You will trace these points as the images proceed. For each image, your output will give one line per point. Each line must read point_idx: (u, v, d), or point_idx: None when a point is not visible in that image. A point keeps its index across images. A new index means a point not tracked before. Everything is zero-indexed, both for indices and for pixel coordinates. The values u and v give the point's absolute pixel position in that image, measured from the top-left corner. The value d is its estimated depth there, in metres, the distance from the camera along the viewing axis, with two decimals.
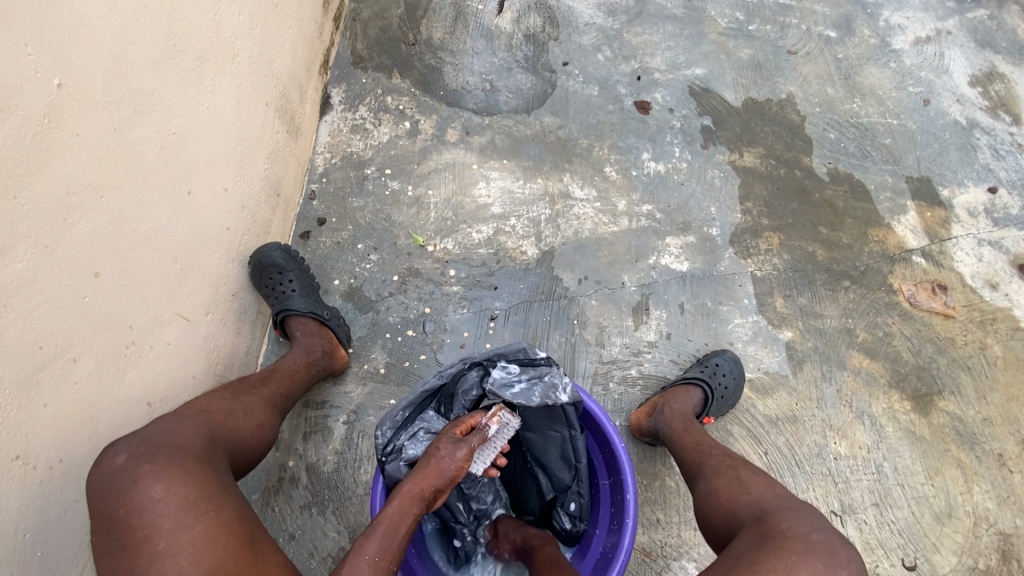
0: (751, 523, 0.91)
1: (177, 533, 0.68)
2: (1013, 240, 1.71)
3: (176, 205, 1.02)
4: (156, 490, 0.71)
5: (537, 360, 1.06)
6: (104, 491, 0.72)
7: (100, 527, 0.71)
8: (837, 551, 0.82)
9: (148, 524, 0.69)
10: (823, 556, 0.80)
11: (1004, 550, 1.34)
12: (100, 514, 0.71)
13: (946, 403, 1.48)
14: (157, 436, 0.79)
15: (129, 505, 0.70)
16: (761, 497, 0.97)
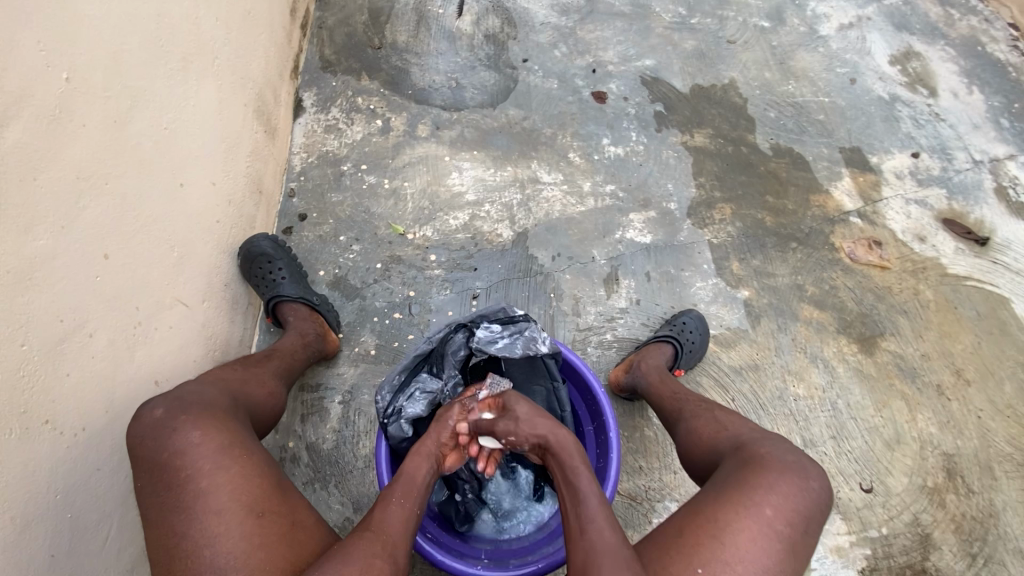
0: (729, 450, 0.97)
1: (217, 473, 0.80)
2: (935, 198, 1.89)
3: (173, 196, 1.10)
4: (196, 437, 0.82)
5: (516, 317, 1.16)
6: (146, 439, 0.83)
7: (145, 472, 0.82)
8: (809, 469, 0.87)
9: (190, 465, 0.80)
10: (798, 476, 0.85)
11: (950, 469, 1.48)
12: (145, 460, 0.82)
13: (888, 343, 1.65)
14: (188, 396, 0.90)
15: (171, 451, 0.81)
16: (737, 430, 1.02)
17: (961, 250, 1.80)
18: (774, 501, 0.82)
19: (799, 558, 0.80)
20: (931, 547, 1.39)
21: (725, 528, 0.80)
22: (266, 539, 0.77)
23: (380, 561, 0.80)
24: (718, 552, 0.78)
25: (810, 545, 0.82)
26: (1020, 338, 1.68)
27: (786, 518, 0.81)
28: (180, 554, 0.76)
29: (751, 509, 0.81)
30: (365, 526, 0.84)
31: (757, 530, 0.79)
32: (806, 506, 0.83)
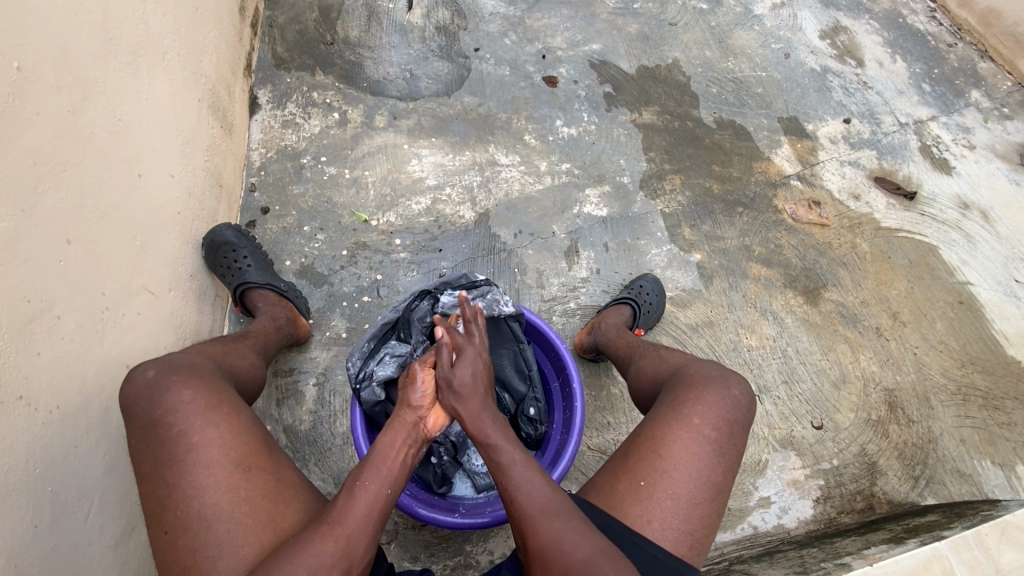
0: (667, 378, 1.12)
1: (207, 431, 0.87)
2: (867, 158, 2.02)
3: (132, 187, 1.16)
4: (188, 398, 0.90)
5: (478, 283, 1.27)
6: (139, 397, 0.90)
7: (137, 427, 0.89)
8: (730, 379, 1.03)
9: (182, 421, 0.87)
10: (720, 386, 1.01)
11: (890, 402, 1.61)
12: (137, 418, 0.89)
13: (831, 294, 1.77)
14: (181, 360, 0.98)
15: (164, 408, 0.89)
16: (674, 361, 1.18)
17: (892, 205, 1.93)
18: (701, 410, 0.97)
19: (728, 454, 0.94)
20: (877, 474, 1.51)
21: (661, 438, 0.94)
22: (251, 493, 0.85)
23: (331, 561, 0.79)
24: (657, 458, 0.92)
25: (738, 443, 0.97)
26: (949, 281, 1.81)
27: (713, 422, 0.96)
28: (173, 503, 0.83)
29: (682, 421, 0.96)
30: (323, 518, 0.83)
31: (688, 435, 0.94)
32: (730, 410, 0.98)
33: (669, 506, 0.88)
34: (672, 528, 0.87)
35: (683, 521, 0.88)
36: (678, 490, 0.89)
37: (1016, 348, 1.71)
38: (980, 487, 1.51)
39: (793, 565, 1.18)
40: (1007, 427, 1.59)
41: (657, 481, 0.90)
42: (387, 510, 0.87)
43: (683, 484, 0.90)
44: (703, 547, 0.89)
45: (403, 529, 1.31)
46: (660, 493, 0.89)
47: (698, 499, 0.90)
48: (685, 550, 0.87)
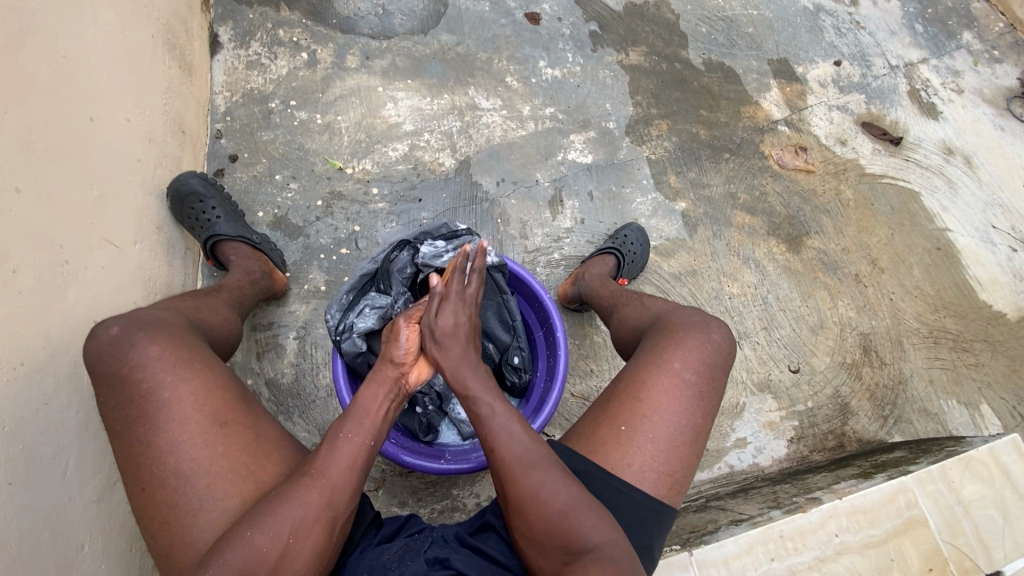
0: (648, 326, 1.12)
1: (179, 387, 0.85)
2: (856, 103, 1.98)
3: (83, 131, 1.07)
4: (156, 354, 0.87)
5: (460, 232, 1.22)
6: (104, 354, 0.87)
7: (105, 385, 0.86)
8: (711, 324, 1.03)
9: (151, 378, 0.85)
10: (700, 331, 1.01)
11: (865, 346, 1.65)
12: (104, 375, 0.86)
13: (813, 241, 1.77)
14: (149, 317, 0.94)
15: (131, 365, 0.86)
16: (658, 309, 1.17)
17: (877, 151, 1.91)
18: (682, 355, 0.97)
19: (707, 397, 0.96)
20: (849, 414, 1.57)
21: (642, 384, 0.95)
22: (229, 447, 0.84)
23: (315, 512, 0.79)
24: (638, 403, 0.93)
25: (718, 386, 0.98)
26: (929, 227, 1.83)
27: (693, 366, 0.96)
28: (148, 458, 0.82)
29: (662, 366, 0.96)
30: (306, 470, 0.82)
31: (668, 380, 0.95)
32: (710, 355, 0.99)
33: (649, 449, 0.89)
34: (652, 470, 0.89)
35: (662, 463, 0.90)
36: (658, 433, 0.91)
37: (988, 293, 1.75)
38: (944, 425, 1.58)
39: (767, 499, 1.23)
40: (973, 367, 1.65)
41: (637, 425, 0.91)
42: (370, 460, 0.87)
43: (662, 428, 0.91)
44: (681, 488, 0.91)
45: (390, 476, 1.33)
46: (640, 436, 0.90)
47: (677, 442, 0.91)
48: (664, 491, 0.89)
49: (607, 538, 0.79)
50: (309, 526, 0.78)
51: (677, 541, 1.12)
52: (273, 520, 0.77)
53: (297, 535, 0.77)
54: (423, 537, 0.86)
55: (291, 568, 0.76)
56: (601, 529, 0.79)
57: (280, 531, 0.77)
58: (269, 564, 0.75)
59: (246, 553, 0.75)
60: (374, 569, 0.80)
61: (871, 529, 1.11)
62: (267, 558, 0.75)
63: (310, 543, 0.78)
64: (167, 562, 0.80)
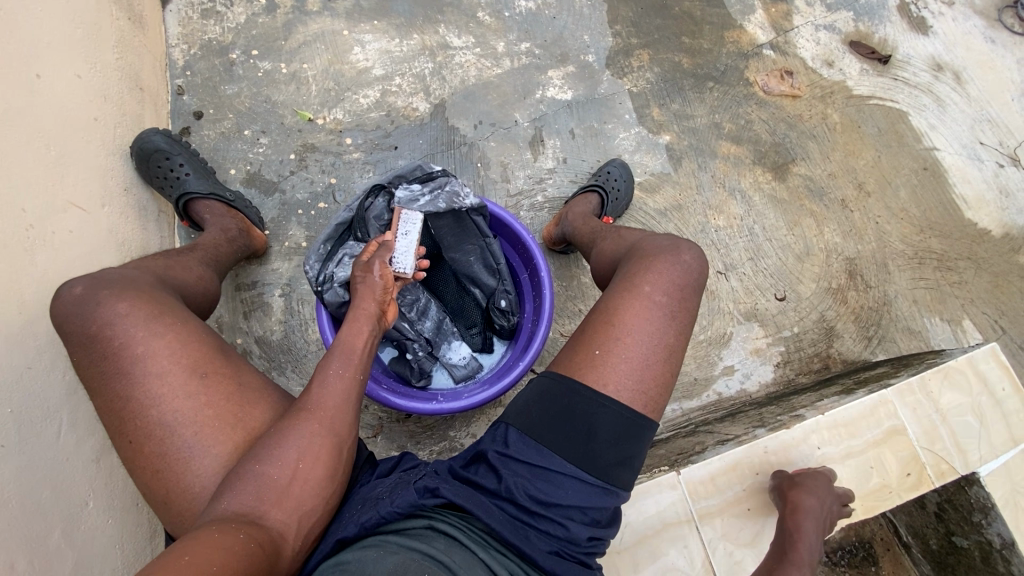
0: (624, 255, 1.11)
1: (152, 341, 0.85)
2: (844, 21, 1.90)
3: (30, 88, 1.02)
4: (124, 311, 0.86)
5: (435, 174, 1.23)
6: (72, 314, 0.86)
7: (77, 344, 0.86)
8: (681, 248, 1.03)
9: (122, 334, 0.85)
10: (672, 255, 1.01)
11: (851, 270, 1.66)
12: (75, 335, 0.86)
13: (799, 168, 1.74)
14: (112, 276, 0.92)
15: (101, 323, 0.85)
16: (631, 239, 1.17)
17: (865, 71, 1.86)
18: (653, 279, 0.98)
19: (680, 317, 0.96)
20: (834, 337, 1.59)
21: (614, 310, 0.96)
22: (212, 396, 0.85)
23: (320, 437, 0.82)
24: (612, 328, 0.94)
25: (691, 307, 0.98)
26: (916, 147, 1.80)
27: (664, 288, 0.97)
28: (131, 413, 0.83)
29: (634, 291, 0.97)
30: (303, 406, 0.84)
31: (640, 304, 0.95)
32: (681, 276, 0.99)
33: (623, 370, 0.90)
34: (628, 389, 0.90)
35: (637, 383, 0.90)
36: (631, 355, 0.92)
37: (973, 211, 1.75)
38: (927, 342, 1.62)
39: (753, 420, 1.27)
40: (957, 285, 1.67)
41: (611, 349, 0.92)
42: (362, 391, 0.90)
43: (636, 349, 0.92)
44: (660, 405, 0.92)
45: (387, 423, 1.35)
46: (614, 359, 0.91)
47: (652, 361, 0.92)
48: (641, 410, 0.90)
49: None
50: (314, 451, 0.81)
51: (666, 463, 1.16)
52: (278, 451, 0.80)
53: (304, 460, 0.80)
54: (415, 471, 0.87)
55: (304, 490, 0.79)
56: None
57: (287, 458, 0.80)
58: (281, 486, 0.78)
59: (258, 481, 0.78)
60: (367, 500, 0.82)
61: (851, 440, 1.15)
62: (277, 484, 0.78)
63: (318, 468, 0.81)
64: (167, 508, 0.82)
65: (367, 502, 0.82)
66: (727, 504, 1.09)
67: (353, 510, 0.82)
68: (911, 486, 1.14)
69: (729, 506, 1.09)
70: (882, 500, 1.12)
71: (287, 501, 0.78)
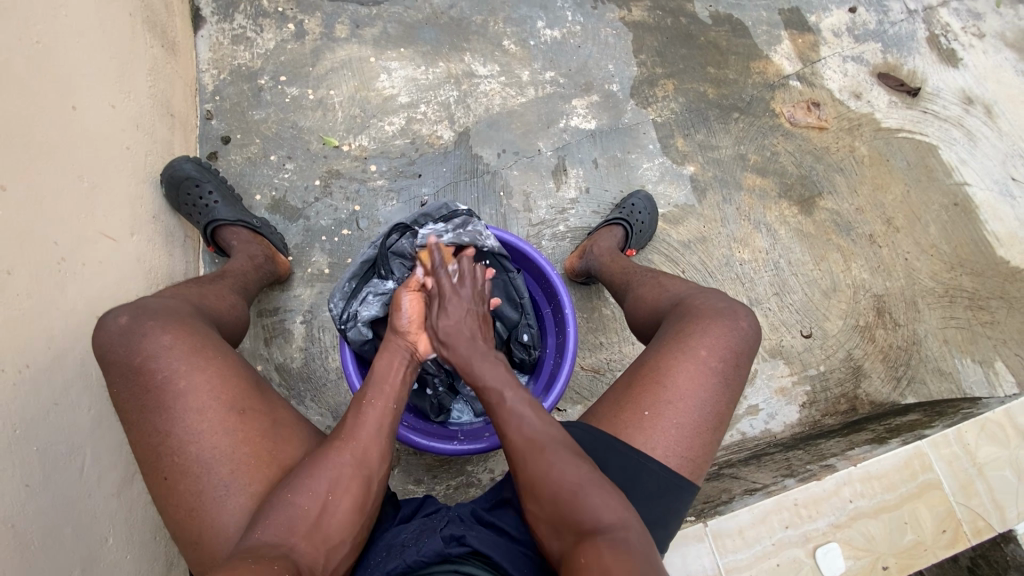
0: (671, 309, 1.09)
1: (195, 375, 0.85)
2: (872, 52, 1.88)
3: (65, 121, 1.04)
4: (168, 343, 0.86)
5: (459, 213, 1.20)
6: (115, 344, 0.86)
7: (117, 375, 0.85)
8: (739, 312, 1.01)
9: (166, 366, 0.84)
10: (729, 320, 0.99)
11: (879, 308, 1.63)
12: (116, 365, 0.85)
13: (826, 202, 1.72)
14: (155, 305, 0.93)
15: (143, 355, 0.85)
16: (676, 291, 1.14)
17: (894, 103, 1.83)
18: (709, 341, 0.96)
19: (732, 385, 0.95)
20: (862, 377, 1.56)
21: (666, 370, 0.93)
22: (249, 433, 0.84)
23: (350, 470, 0.82)
24: (663, 389, 0.92)
25: (743, 374, 0.97)
26: (946, 182, 1.76)
27: (720, 353, 0.95)
28: (168, 449, 0.82)
29: (688, 352, 0.95)
30: (335, 437, 0.85)
31: (694, 367, 0.93)
32: (737, 342, 0.97)
33: (672, 435, 0.89)
34: (675, 455, 0.88)
35: (685, 449, 0.89)
36: (681, 420, 0.90)
37: (1005, 249, 1.71)
38: (959, 384, 1.57)
39: (780, 466, 1.23)
40: (989, 325, 1.63)
41: (662, 411, 0.90)
42: (396, 422, 0.90)
43: (686, 414, 0.90)
44: (703, 471, 0.91)
45: (404, 455, 1.34)
46: (664, 422, 0.89)
47: (702, 427, 0.90)
48: (687, 476, 0.88)
49: (618, 518, 0.76)
50: (345, 482, 0.81)
51: (692, 512, 1.13)
52: (310, 481, 0.80)
53: (334, 492, 0.80)
54: (439, 515, 0.85)
55: (332, 523, 0.78)
56: (611, 507, 0.77)
57: (318, 489, 0.79)
58: (312, 517, 0.77)
59: (287, 512, 0.77)
60: (393, 547, 0.81)
61: (885, 493, 1.11)
62: (308, 515, 0.77)
63: (346, 500, 0.80)
64: (198, 548, 0.80)
65: (392, 548, 0.81)
66: (756, 557, 1.05)
67: (378, 557, 0.81)
68: (947, 543, 1.10)
69: (758, 560, 1.05)
70: (917, 557, 1.08)
71: (317, 536, 0.77)
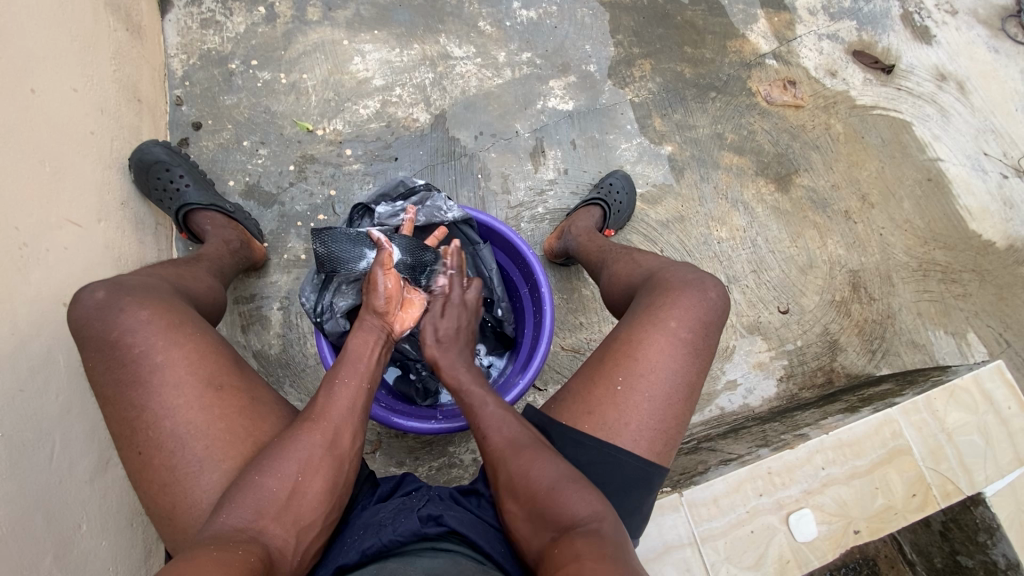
0: (643, 283, 1.10)
1: (172, 351, 0.84)
2: (847, 30, 1.88)
3: (24, 105, 1.01)
4: (146, 318, 0.85)
5: (417, 188, 1.24)
6: (91, 318, 0.85)
7: (93, 349, 0.84)
8: (707, 282, 1.02)
9: (142, 341, 0.83)
10: (697, 290, 1.00)
11: (854, 283, 1.65)
12: (92, 339, 0.84)
13: (802, 179, 1.73)
14: (131, 282, 0.91)
15: (120, 330, 0.84)
16: (649, 265, 1.15)
17: (869, 81, 1.84)
18: (678, 313, 0.96)
19: (703, 354, 0.96)
20: (838, 350, 1.58)
21: (637, 343, 0.94)
22: (225, 409, 0.84)
23: (321, 450, 0.82)
24: (634, 363, 0.93)
25: (712, 343, 0.98)
26: (920, 158, 1.79)
27: (690, 324, 0.96)
28: (142, 425, 0.81)
29: (658, 325, 0.95)
30: (307, 416, 0.85)
31: (664, 339, 0.94)
32: (706, 312, 0.98)
33: (645, 408, 0.90)
34: (648, 429, 0.89)
35: (658, 421, 0.90)
36: (654, 392, 0.91)
37: (977, 222, 1.74)
38: (932, 355, 1.60)
39: (756, 438, 1.25)
40: (961, 298, 1.66)
41: (634, 385, 0.91)
42: (369, 401, 0.90)
43: (659, 386, 0.91)
44: (676, 443, 0.92)
45: (386, 438, 1.34)
46: (637, 397, 0.90)
47: (674, 400, 0.91)
48: (660, 448, 0.90)
49: (595, 512, 0.76)
50: (314, 463, 0.81)
51: (669, 484, 1.15)
52: (276, 464, 0.79)
53: (303, 473, 0.79)
54: (419, 495, 0.86)
55: (303, 502, 0.78)
56: (587, 502, 0.77)
57: (287, 471, 0.79)
58: (281, 501, 0.77)
59: (256, 495, 0.76)
60: (370, 525, 0.81)
61: (856, 460, 1.14)
62: (277, 498, 0.77)
63: (318, 479, 0.80)
64: (170, 525, 0.80)
65: (369, 527, 0.80)
66: (730, 525, 1.07)
67: (354, 535, 0.81)
68: (917, 507, 1.13)
69: (733, 528, 1.07)
70: (887, 521, 1.11)
71: (287, 516, 0.76)
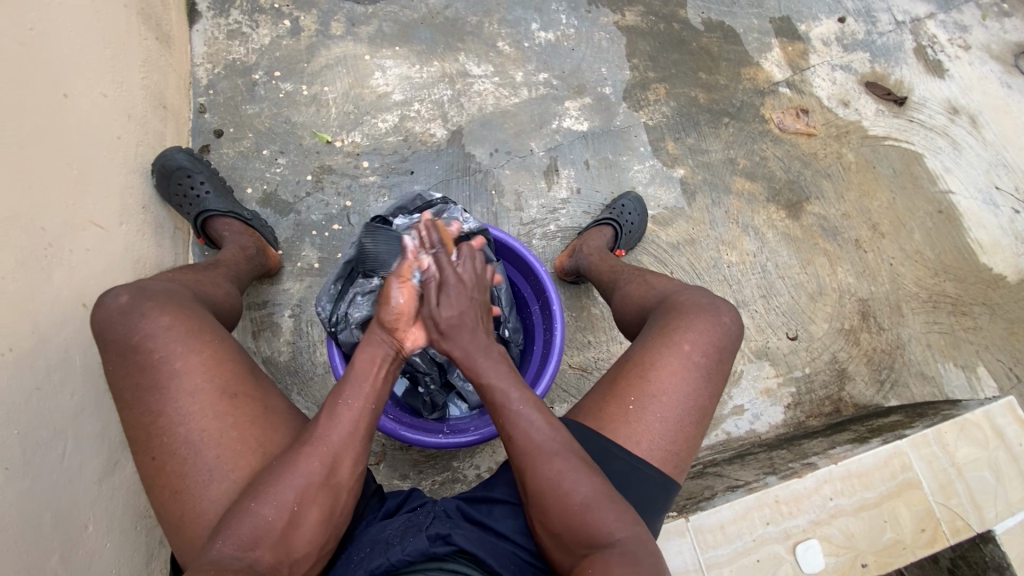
0: (656, 305, 1.10)
1: (190, 357, 0.85)
2: (860, 61, 1.91)
3: (56, 108, 1.04)
4: (166, 324, 0.86)
5: (434, 201, 1.25)
6: (113, 322, 0.86)
7: (114, 352, 0.85)
8: (722, 308, 1.02)
9: (161, 347, 0.84)
10: (711, 315, 1.00)
11: (864, 311, 1.65)
12: (113, 342, 0.85)
13: (813, 207, 1.74)
14: (154, 287, 0.93)
15: (141, 334, 0.85)
16: (663, 288, 1.16)
17: (881, 112, 1.86)
18: (692, 337, 0.97)
19: (715, 379, 0.96)
20: (846, 379, 1.57)
21: (650, 363, 0.95)
22: (239, 419, 0.84)
23: (318, 480, 0.80)
24: (647, 383, 0.93)
25: (725, 370, 0.98)
26: (931, 189, 1.79)
27: (703, 348, 0.96)
28: (157, 430, 0.82)
29: (672, 347, 0.96)
30: (305, 441, 0.83)
31: (678, 361, 0.94)
32: (720, 337, 0.98)
33: (656, 428, 0.90)
34: (659, 448, 0.89)
35: (669, 442, 0.90)
36: (666, 413, 0.91)
37: (988, 256, 1.74)
38: (941, 388, 1.59)
39: (763, 465, 1.24)
40: (972, 331, 1.65)
41: (646, 405, 0.91)
42: (371, 424, 0.88)
43: (671, 408, 0.91)
44: (686, 466, 0.92)
45: (391, 450, 1.34)
46: (649, 417, 0.90)
47: (685, 422, 0.91)
48: (670, 470, 0.89)
49: (632, 532, 0.78)
50: (311, 492, 0.79)
51: (675, 508, 1.14)
52: (277, 489, 0.78)
53: (302, 502, 0.79)
54: (425, 511, 0.85)
55: (298, 536, 0.77)
56: (624, 521, 0.78)
57: (285, 499, 0.78)
58: (276, 531, 0.76)
59: (252, 522, 0.76)
60: (377, 543, 0.80)
61: (865, 492, 1.13)
62: (273, 528, 0.76)
63: (314, 510, 0.79)
64: (178, 533, 0.80)
65: (376, 545, 0.80)
66: (736, 553, 1.06)
67: (361, 553, 0.81)
68: (926, 542, 1.11)
69: (738, 556, 1.06)
70: (896, 556, 1.09)
71: (281, 547, 0.76)
